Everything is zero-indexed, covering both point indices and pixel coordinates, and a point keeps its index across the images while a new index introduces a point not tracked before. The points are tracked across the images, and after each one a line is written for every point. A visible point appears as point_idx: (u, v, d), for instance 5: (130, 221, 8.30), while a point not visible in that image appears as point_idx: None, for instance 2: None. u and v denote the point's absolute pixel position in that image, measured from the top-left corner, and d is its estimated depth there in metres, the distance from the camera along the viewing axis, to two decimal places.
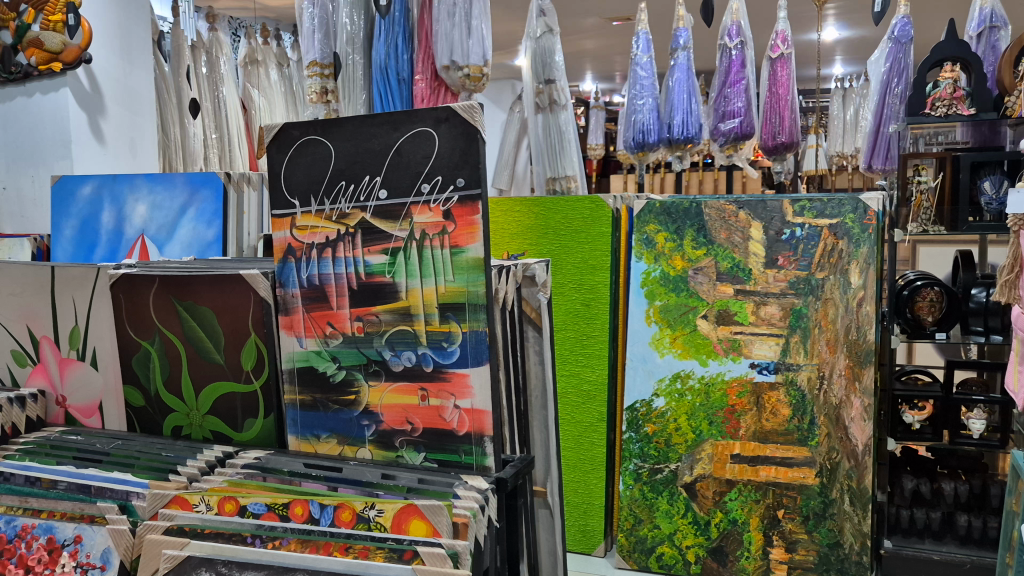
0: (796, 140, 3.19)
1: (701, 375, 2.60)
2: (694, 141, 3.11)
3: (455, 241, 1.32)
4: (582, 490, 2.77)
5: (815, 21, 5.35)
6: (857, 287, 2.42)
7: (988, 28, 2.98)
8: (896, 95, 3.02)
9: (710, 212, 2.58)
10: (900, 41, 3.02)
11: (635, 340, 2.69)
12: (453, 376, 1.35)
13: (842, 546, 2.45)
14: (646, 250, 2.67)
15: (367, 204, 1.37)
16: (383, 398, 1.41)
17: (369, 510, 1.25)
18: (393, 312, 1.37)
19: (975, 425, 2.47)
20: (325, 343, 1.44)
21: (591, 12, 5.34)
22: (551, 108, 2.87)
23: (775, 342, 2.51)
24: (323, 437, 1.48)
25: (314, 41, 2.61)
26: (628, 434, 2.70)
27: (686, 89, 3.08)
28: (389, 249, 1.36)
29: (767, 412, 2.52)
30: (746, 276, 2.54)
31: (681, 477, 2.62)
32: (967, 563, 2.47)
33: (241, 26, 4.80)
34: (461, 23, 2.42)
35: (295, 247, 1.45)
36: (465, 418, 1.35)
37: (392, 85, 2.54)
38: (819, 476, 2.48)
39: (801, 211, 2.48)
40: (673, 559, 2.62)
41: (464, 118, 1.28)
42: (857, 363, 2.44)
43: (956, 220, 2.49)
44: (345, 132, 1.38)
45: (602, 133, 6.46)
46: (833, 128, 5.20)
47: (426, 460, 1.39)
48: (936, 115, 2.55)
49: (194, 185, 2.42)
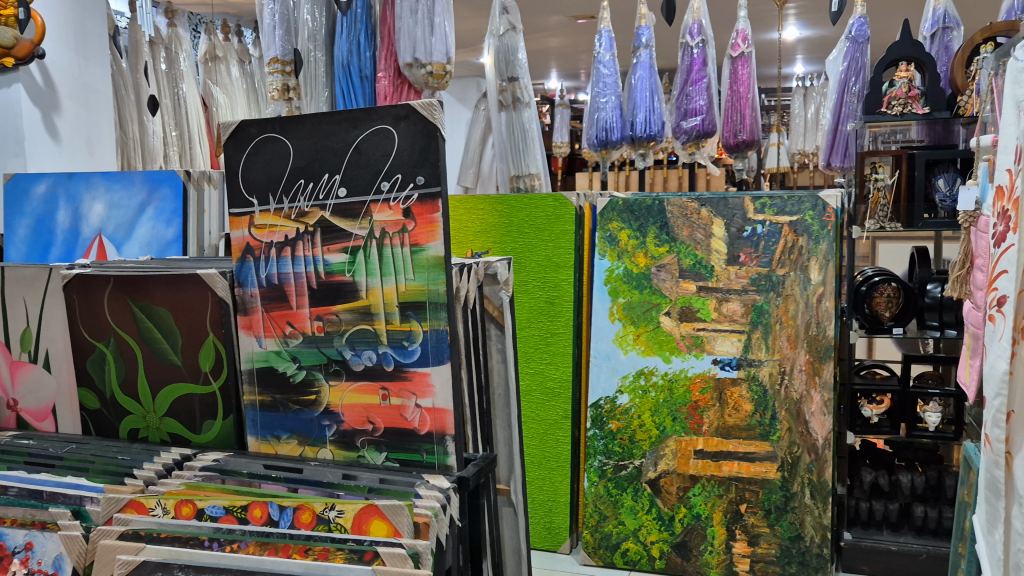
0: (757, 138, 3.21)
1: (664, 371, 2.61)
2: (656, 140, 3.10)
3: (416, 240, 1.31)
4: (547, 488, 2.78)
5: (776, 20, 5.41)
6: (816, 283, 2.46)
7: (942, 29, 3.04)
8: (854, 93, 3.07)
9: (672, 210, 2.61)
10: (857, 41, 3.07)
11: (599, 337, 2.70)
12: (414, 375, 1.34)
13: (803, 539, 2.48)
14: (610, 247, 2.68)
15: (326, 203, 1.36)
16: (343, 398, 1.40)
17: (329, 511, 1.24)
18: (354, 311, 1.36)
19: (930, 418, 2.50)
20: (285, 344, 1.43)
21: (555, 11, 5.36)
22: (515, 106, 2.87)
23: (737, 338, 2.54)
24: (283, 438, 1.46)
25: (275, 38, 2.60)
26: (593, 431, 2.71)
27: (648, 87, 3.07)
28: (348, 249, 1.35)
29: (729, 408, 2.54)
30: (708, 274, 2.56)
31: (645, 473, 2.64)
32: (923, 553, 2.51)
33: (201, 23, 4.74)
34: (423, 20, 2.41)
35: (254, 246, 1.43)
36: (426, 417, 1.34)
37: (354, 83, 2.52)
38: (781, 470, 2.50)
39: (761, 208, 2.50)
40: (637, 555, 2.63)
41: (423, 116, 1.27)
42: (816, 358, 2.47)
43: (912, 216, 2.54)
44: (304, 130, 1.37)
45: (567, 131, 6.48)
46: (794, 127, 5.25)
47: (388, 459, 1.38)
48: (892, 114, 2.59)
49: (153, 183, 2.40)
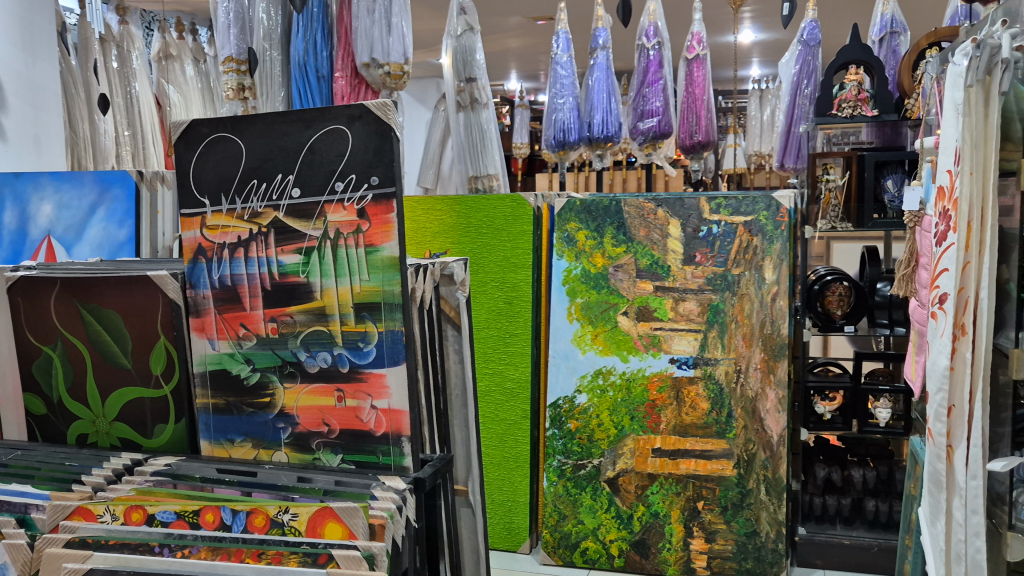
0: (713, 139, 3.25)
1: (622, 371, 2.63)
2: (614, 140, 3.11)
3: (370, 240, 1.30)
4: (507, 488, 2.78)
5: (732, 24, 5.49)
6: (770, 283, 2.49)
7: (889, 33, 3.10)
8: (806, 96, 3.12)
9: (629, 210, 2.63)
10: (809, 44, 3.13)
11: (558, 338, 2.71)
12: (369, 376, 1.33)
13: (759, 534, 2.51)
14: (568, 248, 2.70)
15: (280, 203, 1.35)
16: (298, 400, 1.39)
17: (282, 514, 1.23)
18: (308, 312, 1.35)
19: (881, 414, 2.56)
20: (239, 345, 1.41)
21: (514, 11, 5.36)
22: (472, 106, 2.86)
23: (693, 338, 2.57)
24: (237, 441, 1.44)
25: (229, 36, 2.55)
26: (552, 431, 2.71)
27: (605, 89, 3.09)
28: (303, 249, 1.34)
29: (686, 407, 2.57)
30: (665, 273, 2.58)
31: (603, 473, 2.65)
32: (875, 546, 2.56)
33: (154, 20, 4.65)
34: (380, 20, 2.40)
35: (206, 247, 1.41)
36: (382, 419, 1.34)
37: (310, 82, 2.49)
38: (736, 467, 2.54)
39: (717, 208, 2.54)
40: (596, 554, 2.65)
41: (377, 116, 1.26)
42: (771, 356, 2.50)
43: (862, 216, 2.60)
44: (257, 130, 1.35)
45: (526, 132, 6.48)
46: (751, 129, 5.32)
47: (344, 461, 1.37)
48: (842, 116, 2.63)
49: (103, 184, 2.37)
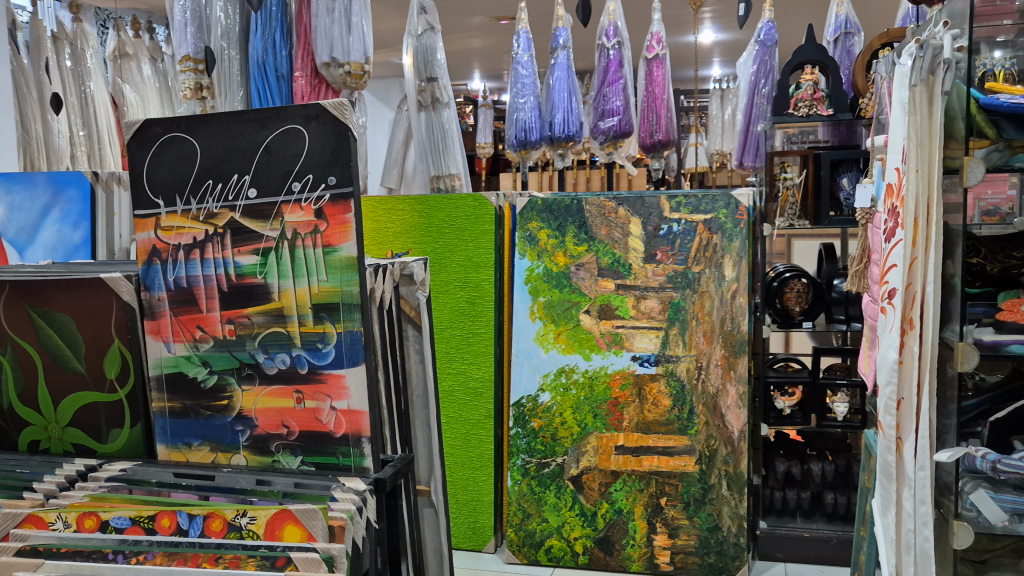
0: (673, 138, 3.28)
1: (585, 369, 2.65)
2: (575, 140, 3.13)
3: (328, 240, 1.30)
4: (471, 488, 2.78)
5: (692, 24, 5.55)
6: (730, 280, 2.52)
7: (844, 34, 3.15)
8: (764, 95, 3.17)
9: (591, 209, 2.64)
10: (765, 45, 3.17)
11: (521, 337, 2.72)
12: (328, 377, 1.33)
13: (721, 529, 2.54)
14: (530, 247, 2.70)
15: (235, 203, 1.33)
16: (256, 402, 1.37)
17: (240, 518, 1.22)
18: (265, 314, 1.34)
19: (839, 408, 2.62)
20: (195, 348, 1.40)
21: (476, 11, 5.35)
22: (434, 106, 2.86)
23: (655, 335, 2.59)
24: (194, 445, 1.43)
25: (186, 34, 2.50)
26: (515, 430, 2.72)
27: (566, 88, 3.10)
28: (260, 249, 1.33)
29: (648, 404, 2.59)
30: (627, 271, 2.60)
31: (567, 470, 2.66)
32: (834, 538, 2.61)
33: (109, 18, 4.58)
34: (340, 20, 2.39)
35: (161, 249, 1.40)
36: (342, 420, 1.33)
37: (270, 82, 2.46)
38: (699, 463, 2.56)
39: (677, 207, 2.56)
40: (561, 551, 2.66)
41: (334, 115, 1.25)
42: (731, 352, 2.53)
43: (818, 213, 2.66)
44: (211, 129, 1.34)
45: (490, 132, 6.48)
46: (712, 127, 5.36)
47: (303, 463, 1.36)
48: (798, 115, 2.67)
49: (57, 185, 2.32)
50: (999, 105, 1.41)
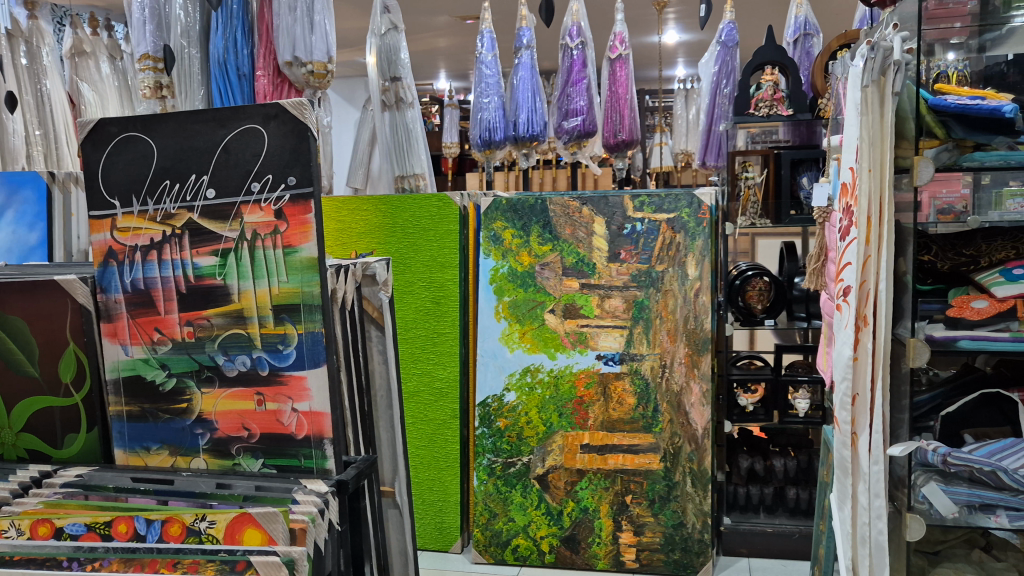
0: (637, 138, 3.30)
1: (550, 368, 2.65)
2: (539, 140, 3.13)
3: (288, 241, 1.28)
4: (437, 488, 2.78)
5: (656, 25, 5.58)
6: (693, 279, 2.55)
7: (803, 36, 3.20)
8: (726, 95, 3.20)
9: (555, 209, 2.65)
10: (727, 45, 3.21)
11: (486, 336, 2.71)
12: (289, 379, 1.31)
13: (685, 526, 2.56)
14: (494, 247, 2.70)
15: (194, 204, 1.31)
16: (216, 405, 1.36)
17: (199, 522, 1.21)
18: (225, 315, 1.33)
19: (800, 404, 2.65)
20: (154, 351, 1.38)
21: (441, 11, 5.34)
22: (398, 106, 2.85)
23: (619, 334, 2.60)
24: (153, 449, 1.41)
25: (145, 33, 2.43)
26: (481, 430, 2.71)
27: (530, 88, 3.10)
28: (219, 250, 1.31)
29: (613, 402, 2.61)
30: (591, 271, 2.61)
31: (533, 470, 2.67)
32: (796, 533, 2.65)
33: (67, 14, 4.51)
34: (303, 18, 2.36)
35: (117, 250, 1.37)
36: (304, 421, 1.32)
37: (231, 81, 2.42)
38: (663, 461, 2.58)
39: (640, 206, 2.58)
40: (527, 550, 2.66)
41: (294, 115, 1.24)
42: (695, 350, 2.56)
43: (779, 213, 2.69)
44: (168, 129, 1.32)
45: (456, 131, 6.46)
46: (677, 127, 5.40)
47: (265, 466, 1.35)
48: (759, 115, 2.71)
49: (13, 185, 2.28)
50: (946, 106, 1.43)
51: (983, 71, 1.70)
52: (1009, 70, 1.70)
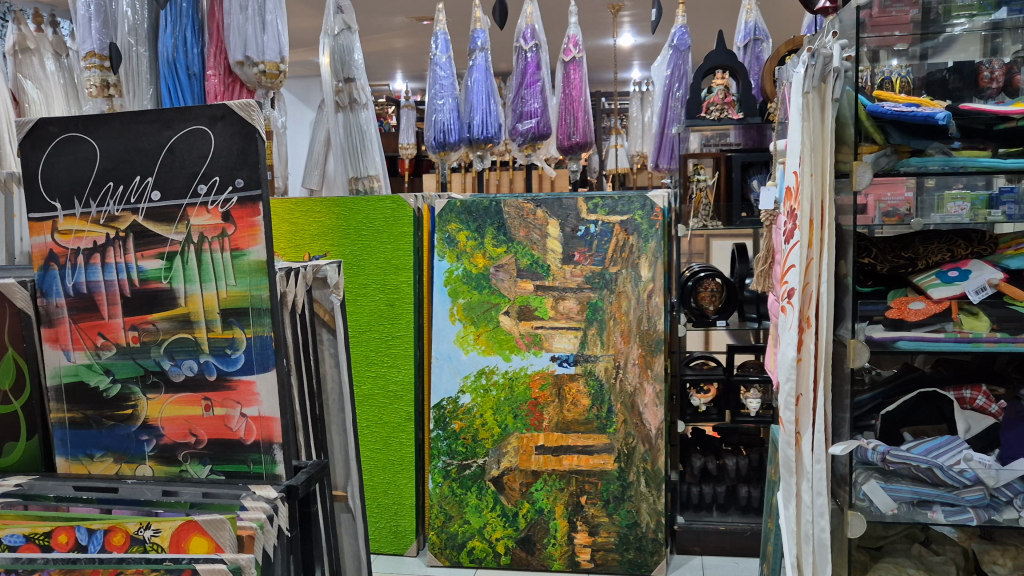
0: (591, 140, 3.32)
1: (505, 370, 2.65)
2: (494, 141, 3.13)
3: (236, 244, 1.26)
4: (392, 491, 2.76)
5: (611, 28, 5.64)
6: (647, 280, 2.57)
7: (753, 41, 3.25)
8: (678, 98, 3.24)
9: (509, 211, 2.66)
10: (679, 49, 3.26)
11: (440, 339, 2.71)
12: (237, 384, 1.29)
13: (639, 525, 2.58)
14: (448, 248, 2.70)
15: (138, 206, 1.29)
16: (163, 411, 1.33)
17: (143, 531, 1.21)
18: (171, 319, 1.30)
19: (751, 404, 2.68)
20: (97, 356, 1.35)
21: (397, 11, 5.31)
22: (352, 107, 2.82)
23: (573, 335, 2.62)
24: (97, 456, 1.38)
25: (91, 30, 2.39)
26: (436, 432, 2.71)
27: (484, 90, 3.11)
28: (165, 254, 1.29)
29: (568, 403, 2.62)
30: (545, 273, 2.62)
31: (488, 471, 2.66)
32: (747, 531, 2.69)
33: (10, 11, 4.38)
34: (254, 18, 2.32)
35: (58, 253, 1.34)
36: (252, 426, 1.29)
37: (181, 80, 2.36)
38: (617, 461, 2.59)
39: (594, 208, 2.60)
40: (483, 552, 2.66)
41: (241, 116, 1.22)
42: (648, 351, 2.58)
43: (731, 215, 2.73)
44: (111, 129, 1.29)
45: (413, 132, 6.42)
46: (633, 129, 5.43)
47: (212, 472, 1.32)
48: (710, 118, 2.75)
49: None
50: (884, 112, 1.52)
51: (925, 78, 1.75)
52: (950, 77, 1.76)
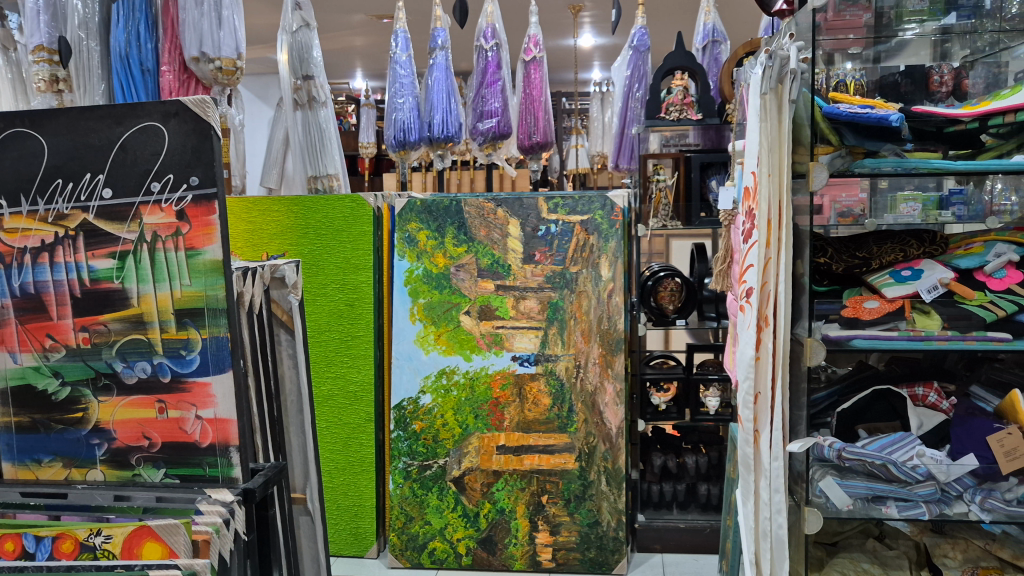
0: (551, 140, 3.33)
1: (466, 370, 2.65)
2: (454, 141, 3.12)
3: (191, 244, 1.23)
4: (352, 493, 2.73)
5: (571, 28, 5.65)
6: (607, 280, 2.58)
7: (711, 42, 3.28)
8: (638, 99, 3.26)
9: (469, 210, 2.65)
10: (639, 50, 3.25)
11: (400, 339, 2.69)
12: (192, 385, 1.26)
13: (600, 524, 2.59)
14: (408, 248, 2.68)
15: (89, 204, 1.25)
16: (114, 414, 1.30)
17: (93, 538, 1.22)
18: (123, 320, 1.27)
19: (710, 403, 2.72)
20: (45, 358, 1.31)
21: (357, 9, 5.26)
22: (311, 105, 2.79)
23: (534, 335, 2.62)
24: (46, 461, 1.34)
25: (40, 24, 2.30)
26: (396, 432, 2.69)
27: (444, 89, 3.09)
28: (117, 253, 1.26)
29: (528, 403, 2.62)
30: (505, 272, 2.62)
31: (449, 472, 2.65)
32: (706, 528, 2.72)
33: None
34: (210, 13, 2.28)
35: (4, 252, 1.31)
36: (208, 429, 1.27)
37: (133, 75, 2.31)
38: (578, 460, 2.60)
39: (554, 208, 2.61)
40: (444, 553, 2.64)
41: (195, 113, 1.19)
42: (608, 350, 2.59)
43: (690, 215, 2.76)
44: (60, 125, 1.26)
45: (373, 131, 6.36)
46: (593, 129, 5.44)
47: (166, 476, 1.29)
48: (669, 119, 2.77)
49: None
50: (839, 114, 1.55)
51: (879, 80, 1.78)
52: (902, 81, 1.79)
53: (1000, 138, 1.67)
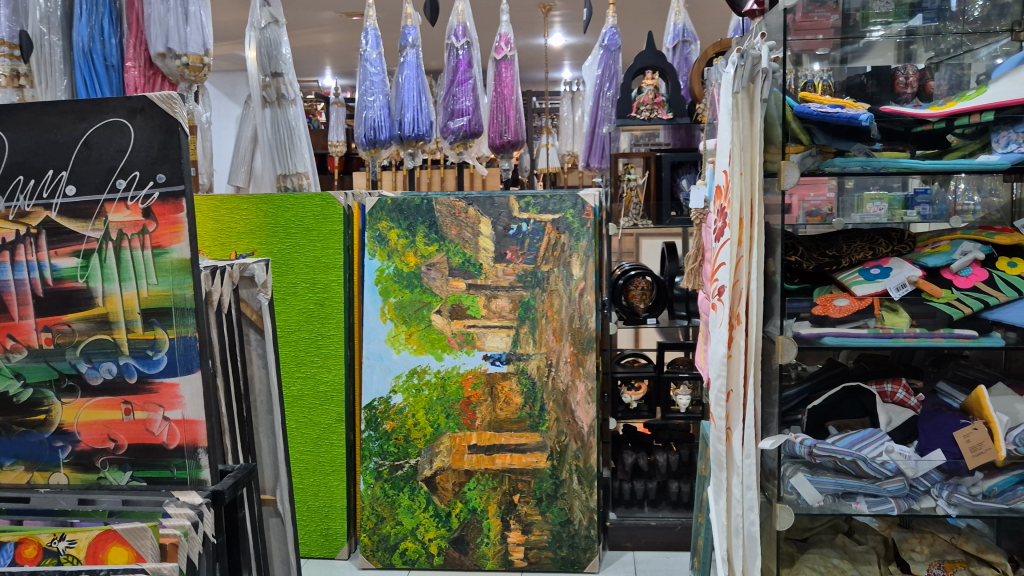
0: (522, 139, 3.32)
1: (437, 369, 2.63)
2: (425, 139, 3.11)
3: (157, 242, 1.21)
4: (323, 494, 2.71)
5: (542, 28, 5.65)
6: (578, 279, 2.59)
7: (681, 42, 3.30)
8: (608, 98, 3.27)
9: (440, 209, 2.64)
10: (610, 50, 3.27)
11: (371, 338, 2.67)
12: (159, 386, 1.24)
13: (572, 522, 2.60)
14: (379, 247, 2.67)
15: (51, 202, 1.23)
16: (78, 416, 1.27)
17: (58, 543, 1.24)
18: (88, 320, 1.24)
19: (681, 400, 2.73)
20: (6, 359, 1.28)
21: (326, 6, 5.21)
22: (279, 102, 2.76)
23: (505, 334, 2.61)
24: (7, 465, 1.31)
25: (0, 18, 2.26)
26: (367, 433, 2.67)
27: (415, 87, 3.08)
28: (81, 252, 1.23)
29: (500, 402, 2.61)
30: (477, 271, 2.61)
31: (420, 472, 2.64)
32: (677, 525, 2.74)
33: None
34: (176, 8, 2.25)
35: None
36: (175, 430, 1.24)
37: (97, 70, 2.25)
38: (550, 459, 2.60)
39: (526, 207, 2.61)
40: (415, 554, 2.63)
41: (162, 108, 1.17)
42: (580, 349, 2.60)
43: (660, 214, 2.77)
44: (21, 120, 1.23)
45: (343, 130, 6.30)
46: (564, 128, 5.45)
47: (132, 479, 1.27)
48: (641, 118, 2.80)
49: None
50: (809, 113, 1.56)
51: (846, 82, 1.79)
52: (868, 81, 1.81)
53: (966, 138, 1.72)
